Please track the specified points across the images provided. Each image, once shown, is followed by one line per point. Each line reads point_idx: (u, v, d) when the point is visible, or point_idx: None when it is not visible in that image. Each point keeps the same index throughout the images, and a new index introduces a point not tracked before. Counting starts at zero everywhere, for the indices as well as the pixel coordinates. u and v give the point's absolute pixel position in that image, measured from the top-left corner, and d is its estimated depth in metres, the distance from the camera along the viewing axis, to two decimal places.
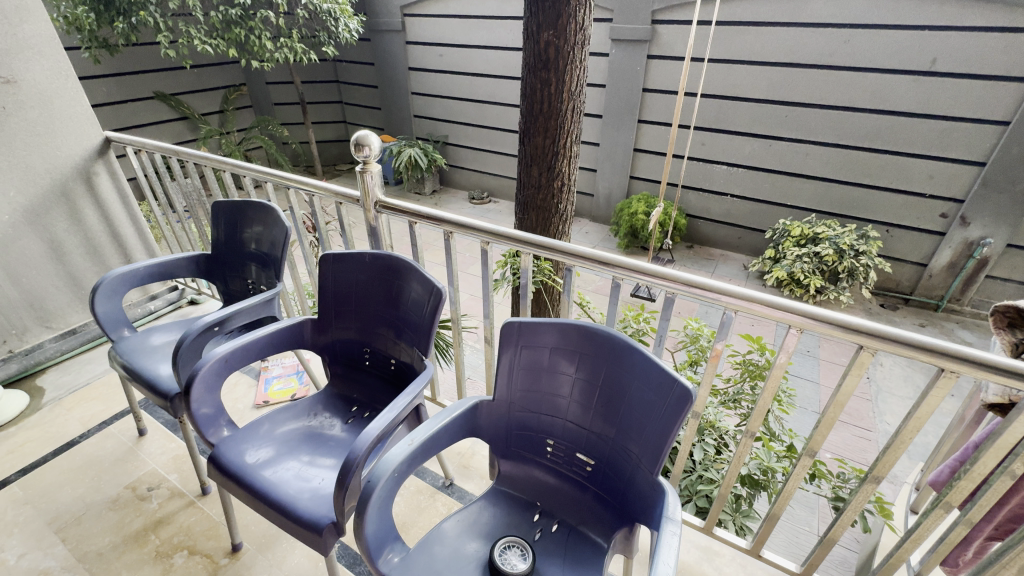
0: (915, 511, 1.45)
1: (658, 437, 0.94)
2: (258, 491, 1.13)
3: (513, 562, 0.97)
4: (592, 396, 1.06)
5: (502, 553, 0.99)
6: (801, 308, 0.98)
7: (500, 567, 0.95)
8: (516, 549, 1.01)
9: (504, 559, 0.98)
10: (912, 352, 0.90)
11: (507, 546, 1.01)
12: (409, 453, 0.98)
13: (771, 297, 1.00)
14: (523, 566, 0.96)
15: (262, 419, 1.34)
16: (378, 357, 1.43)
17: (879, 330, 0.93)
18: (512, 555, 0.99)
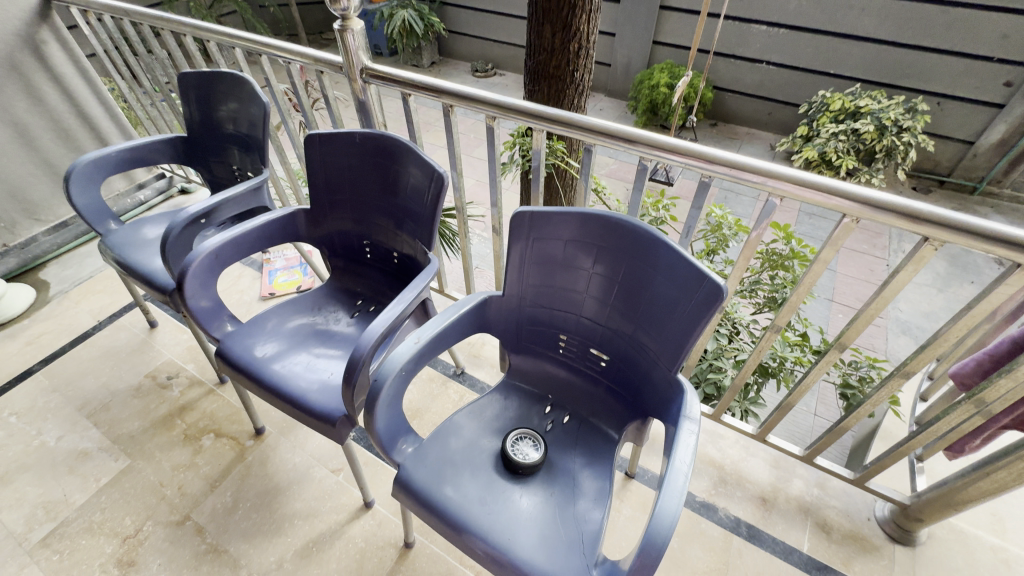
0: (925, 400, 1.45)
1: (681, 335, 0.88)
2: (269, 384, 1.12)
3: (526, 453, 0.99)
4: (610, 292, 0.98)
5: (514, 445, 1.00)
6: (862, 193, 0.83)
7: (514, 459, 0.97)
8: (528, 440, 1.02)
9: (516, 450, 0.99)
10: (987, 246, 0.77)
11: (519, 437, 1.02)
12: (416, 352, 0.93)
13: (827, 181, 0.85)
14: (536, 457, 0.98)
15: (266, 314, 1.30)
16: (378, 250, 1.34)
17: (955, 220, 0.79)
18: (524, 446, 1.00)
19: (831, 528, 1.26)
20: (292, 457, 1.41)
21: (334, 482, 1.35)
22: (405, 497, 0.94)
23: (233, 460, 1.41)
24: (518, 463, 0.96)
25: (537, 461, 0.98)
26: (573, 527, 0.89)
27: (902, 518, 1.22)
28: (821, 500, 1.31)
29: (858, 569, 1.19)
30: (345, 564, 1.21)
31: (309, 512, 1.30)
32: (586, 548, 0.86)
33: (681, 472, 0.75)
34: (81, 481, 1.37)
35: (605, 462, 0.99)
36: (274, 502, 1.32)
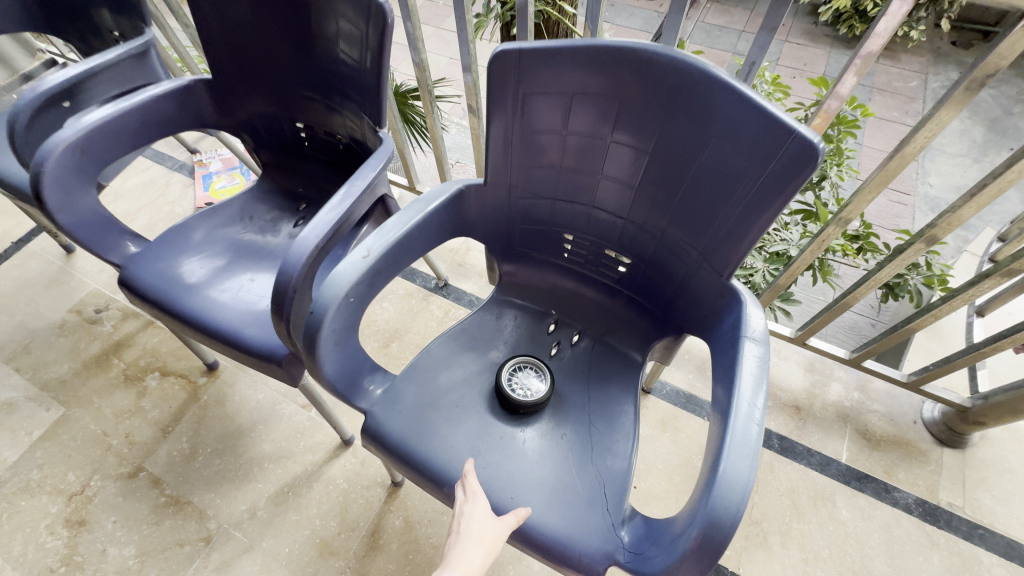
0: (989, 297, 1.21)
1: (743, 221, 0.62)
2: (193, 317, 0.87)
3: (530, 389, 0.77)
4: (637, 168, 0.70)
5: (511, 377, 0.78)
6: None
7: (514, 398, 0.75)
8: (530, 370, 0.80)
9: (515, 385, 0.77)
10: None
11: (517, 367, 0.80)
12: (368, 270, 0.66)
13: None
14: (542, 392, 0.76)
15: (179, 226, 1.00)
16: (317, 136, 1.01)
17: None
18: (525, 378, 0.79)
19: (873, 434, 1.12)
20: (254, 394, 1.21)
21: (305, 419, 1.17)
22: (378, 449, 0.74)
23: (186, 401, 1.21)
24: (522, 401, 0.75)
25: (545, 396, 0.77)
26: (593, 475, 0.70)
27: (956, 421, 1.07)
28: (862, 405, 1.16)
29: (901, 478, 1.06)
30: (327, 509, 1.06)
31: (280, 454, 1.13)
32: (609, 503, 0.68)
33: (751, 417, 0.54)
34: (10, 436, 1.17)
35: (629, 389, 0.79)
36: (239, 446, 1.14)
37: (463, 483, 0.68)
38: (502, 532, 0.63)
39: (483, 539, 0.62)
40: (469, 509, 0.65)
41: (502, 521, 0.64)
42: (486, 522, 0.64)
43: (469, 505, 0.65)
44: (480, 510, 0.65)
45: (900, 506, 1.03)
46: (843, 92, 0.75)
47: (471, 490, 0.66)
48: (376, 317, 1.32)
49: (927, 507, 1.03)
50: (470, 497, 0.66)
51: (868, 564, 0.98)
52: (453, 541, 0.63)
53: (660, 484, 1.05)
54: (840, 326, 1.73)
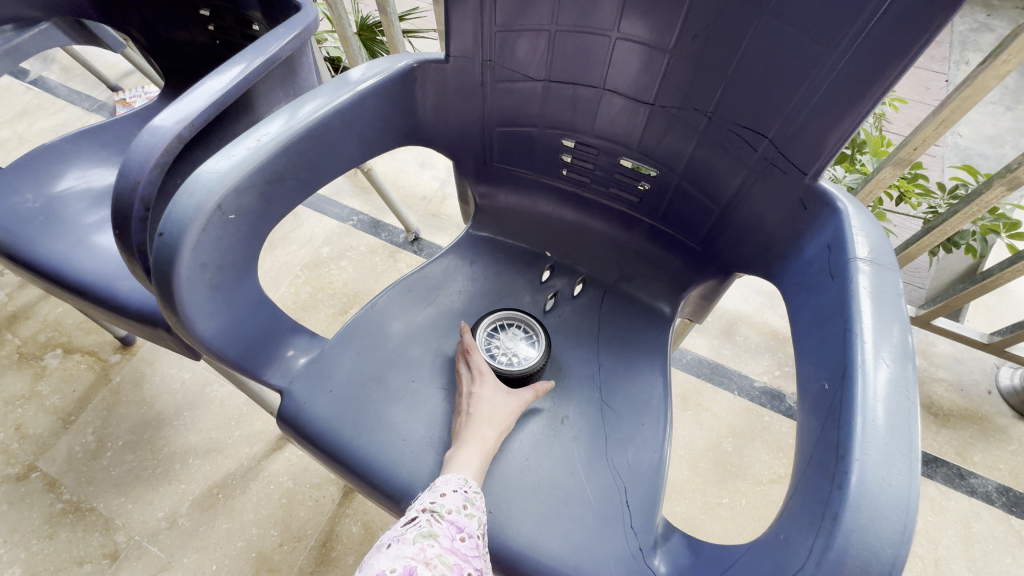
0: None
1: (853, 77, 0.40)
2: (53, 267, 0.63)
3: (517, 354, 0.56)
4: (676, 18, 0.46)
5: (490, 340, 0.57)
6: None
7: (495, 368, 0.54)
8: (517, 329, 0.59)
9: (497, 349, 0.56)
10: None
11: (498, 326, 0.59)
12: (259, 169, 0.42)
13: None
14: (535, 358, 0.55)
15: (46, 148, 0.74)
16: (226, 30, 0.75)
17: None
18: (509, 341, 0.57)
19: (940, 408, 0.91)
20: (179, 374, 0.98)
21: (242, 404, 0.94)
22: (299, 442, 0.52)
23: (94, 383, 0.97)
24: (506, 371, 0.54)
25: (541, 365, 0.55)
26: (610, 474, 0.49)
27: None
28: (926, 373, 0.95)
29: (978, 461, 0.86)
30: (265, 514, 0.85)
31: (209, 447, 0.91)
32: (634, 519, 0.46)
33: (888, 385, 0.32)
34: None
35: (654, 354, 0.57)
36: (158, 438, 0.92)
37: (464, 359, 0.54)
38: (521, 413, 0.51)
39: (499, 424, 0.49)
40: (477, 390, 0.51)
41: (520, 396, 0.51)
42: (503, 401, 0.50)
43: (477, 385, 0.51)
44: (492, 389, 0.51)
45: (980, 496, 0.83)
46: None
47: (477, 368, 0.52)
48: (332, 279, 1.08)
49: (1012, 496, 0.83)
50: (478, 374, 0.52)
51: (946, 570, 0.78)
52: (461, 426, 0.49)
53: (683, 474, 0.85)
54: None
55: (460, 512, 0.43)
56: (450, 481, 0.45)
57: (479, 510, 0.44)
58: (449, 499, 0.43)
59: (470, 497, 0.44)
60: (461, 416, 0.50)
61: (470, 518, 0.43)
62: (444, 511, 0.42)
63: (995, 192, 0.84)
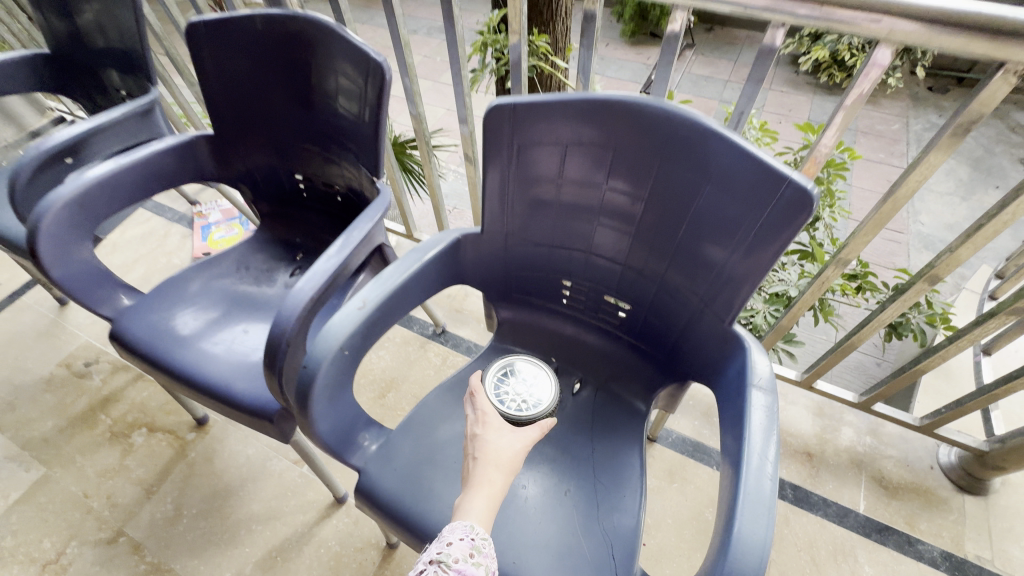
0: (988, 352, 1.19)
1: (743, 267, 0.62)
2: (184, 373, 0.84)
3: (526, 400, 0.65)
4: (635, 217, 0.70)
5: (497, 385, 0.66)
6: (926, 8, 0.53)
7: (503, 414, 0.63)
8: (522, 376, 0.69)
9: (504, 393, 0.66)
10: None
11: (505, 373, 0.69)
12: (363, 321, 0.65)
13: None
14: (542, 407, 0.64)
15: (177, 279, 0.98)
16: (316, 187, 1.02)
17: None
18: (516, 386, 0.67)
19: (890, 482, 1.07)
20: (244, 450, 1.16)
21: (297, 476, 1.12)
22: (371, 509, 0.71)
23: (173, 459, 1.16)
24: (516, 416, 0.62)
25: (548, 412, 0.65)
26: (601, 536, 0.66)
27: (975, 466, 1.03)
28: (876, 450, 1.11)
29: (924, 529, 1.01)
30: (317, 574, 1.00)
31: (270, 514, 1.07)
32: (620, 569, 0.64)
33: (764, 472, 0.51)
34: None
35: (634, 441, 0.76)
36: (226, 506, 1.09)
37: (471, 402, 0.64)
38: (525, 450, 0.59)
39: (504, 467, 0.57)
40: (482, 433, 0.60)
41: (522, 435, 0.60)
42: (507, 442, 0.59)
43: (483, 428, 0.60)
44: (495, 432, 0.60)
45: (926, 561, 0.97)
46: (834, 135, 0.74)
47: (481, 411, 0.62)
48: (372, 366, 1.29)
49: (954, 561, 0.97)
50: (483, 420, 0.61)
51: None
52: (470, 468, 0.58)
53: (670, 540, 1.00)
54: (845, 365, 1.66)
55: (465, 560, 0.52)
56: (455, 531, 0.53)
57: (483, 558, 0.53)
58: (454, 550, 0.52)
59: (475, 545, 0.53)
60: (470, 459, 0.58)
61: (475, 566, 0.52)
62: (450, 560, 0.52)
63: (919, 287, 0.94)
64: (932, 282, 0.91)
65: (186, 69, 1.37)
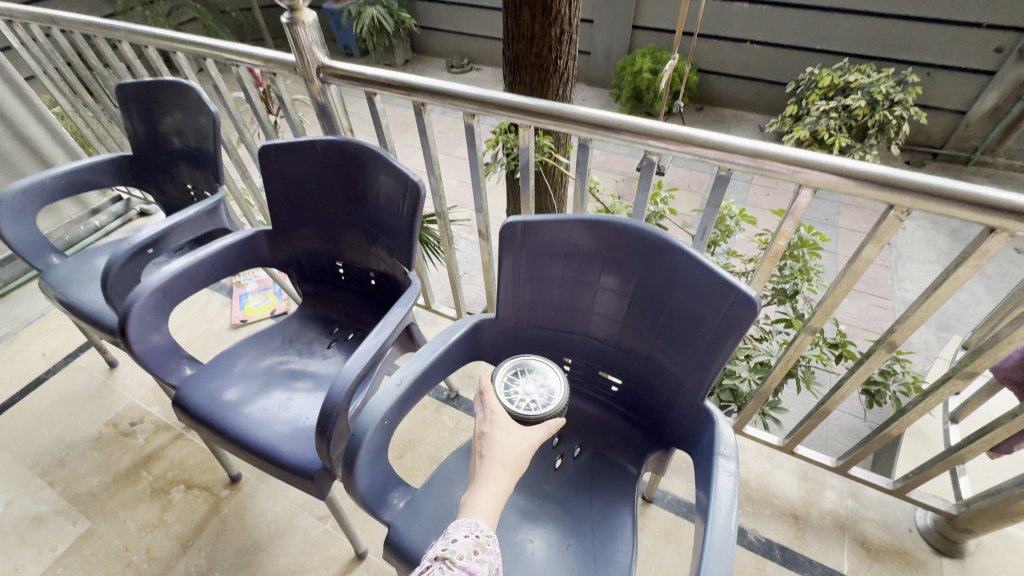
0: (957, 421, 1.29)
1: (707, 355, 0.76)
2: (236, 436, 0.97)
3: (537, 399, 0.71)
4: (623, 309, 0.86)
5: (506, 386, 0.72)
6: (830, 163, 0.72)
7: (511, 413, 0.68)
8: (529, 379, 0.74)
9: (513, 392, 0.72)
10: (955, 209, 0.67)
11: (515, 376, 0.75)
12: (400, 396, 0.79)
13: (796, 153, 0.73)
14: (551, 404, 0.70)
15: (231, 352, 1.14)
16: (353, 271, 1.20)
17: (914, 182, 0.68)
18: (523, 388, 0.73)
19: (871, 544, 1.15)
20: (273, 506, 1.27)
21: (321, 532, 1.21)
22: (397, 561, 0.81)
23: (207, 514, 1.26)
24: (524, 413, 0.68)
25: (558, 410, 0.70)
26: None
27: (948, 529, 1.10)
28: (857, 513, 1.20)
29: None
30: None
31: (295, 569, 1.16)
32: None
33: (726, 527, 0.63)
34: (34, 552, 1.21)
35: (627, 501, 0.87)
36: (255, 561, 1.18)
37: (481, 401, 0.70)
38: (530, 449, 0.65)
39: (510, 464, 0.63)
40: (491, 432, 0.66)
41: (528, 433, 0.66)
42: (512, 441, 0.64)
43: (490, 428, 0.66)
44: (503, 431, 0.66)
45: None
46: (794, 220, 0.88)
47: (491, 410, 0.68)
48: None
49: None
50: (490, 419, 0.67)
51: None
52: (478, 465, 0.63)
53: None
54: (836, 427, 1.76)
55: (470, 557, 0.55)
56: (460, 528, 0.57)
57: (487, 555, 0.56)
58: (459, 547, 0.55)
59: (480, 542, 0.56)
60: (478, 457, 0.64)
61: (479, 562, 0.55)
62: (456, 556, 0.54)
63: (880, 354, 0.93)
64: (891, 348, 0.91)
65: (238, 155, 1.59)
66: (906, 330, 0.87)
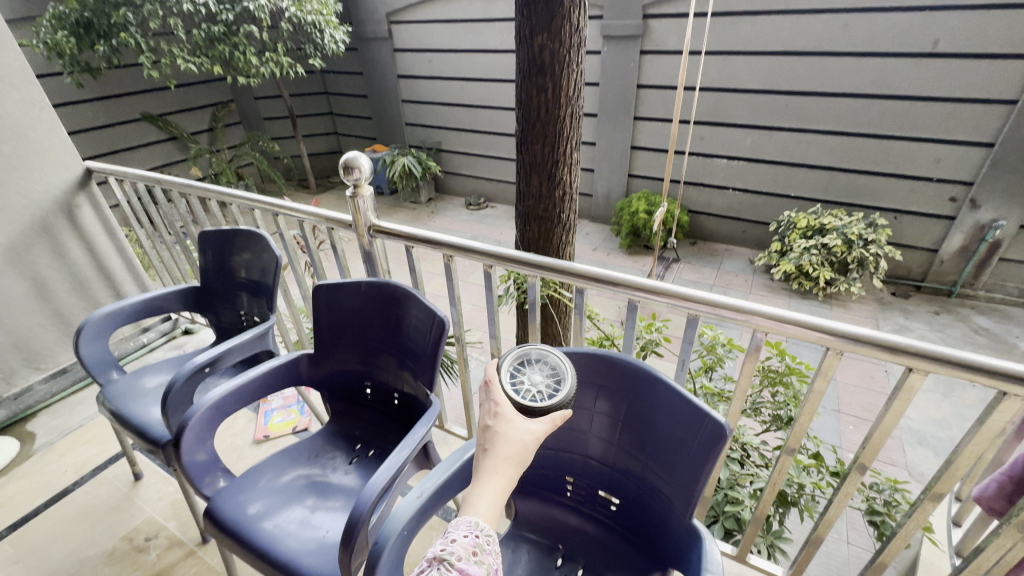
0: (961, 554, 1.28)
1: (691, 475, 0.86)
2: (258, 547, 1.04)
3: (544, 387, 0.76)
4: (616, 431, 0.98)
5: (513, 379, 0.76)
6: (774, 313, 0.91)
7: (515, 405, 0.72)
8: (535, 374, 0.78)
9: (519, 383, 0.76)
10: (880, 351, 0.84)
11: (520, 372, 0.78)
12: (419, 507, 0.89)
13: (745, 304, 0.93)
14: (557, 395, 0.75)
15: (261, 466, 1.25)
16: (380, 391, 1.35)
17: (838, 329, 0.87)
18: (528, 380, 0.77)
19: None
20: None
21: None
22: None
23: None
24: (532, 403, 0.72)
25: (565, 399, 0.75)
26: None
27: None
28: None
29: None
30: None
31: None
32: None
33: None
34: None
35: None
36: None
37: (487, 392, 0.73)
38: (533, 443, 0.69)
39: (512, 458, 0.67)
40: (497, 426, 0.69)
41: (533, 423, 0.70)
42: (517, 434, 0.69)
43: (496, 420, 0.70)
44: (507, 425, 0.69)
45: None
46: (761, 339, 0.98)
47: (496, 404, 0.72)
48: None
49: None
50: (496, 412, 0.70)
51: None
52: (482, 459, 0.66)
53: None
54: (850, 563, 1.71)
55: (468, 558, 0.59)
56: (461, 528, 0.61)
57: (484, 557, 0.60)
58: (458, 548, 0.59)
59: (479, 543, 0.60)
60: (482, 451, 0.67)
61: (477, 563, 0.59)
62: (454, 559, 0.58)
63: (854, 476, 1.00)
64: (862, 469, 0.99)
65: (286, 284, 1.84)
66: (870, 454, 0.97)
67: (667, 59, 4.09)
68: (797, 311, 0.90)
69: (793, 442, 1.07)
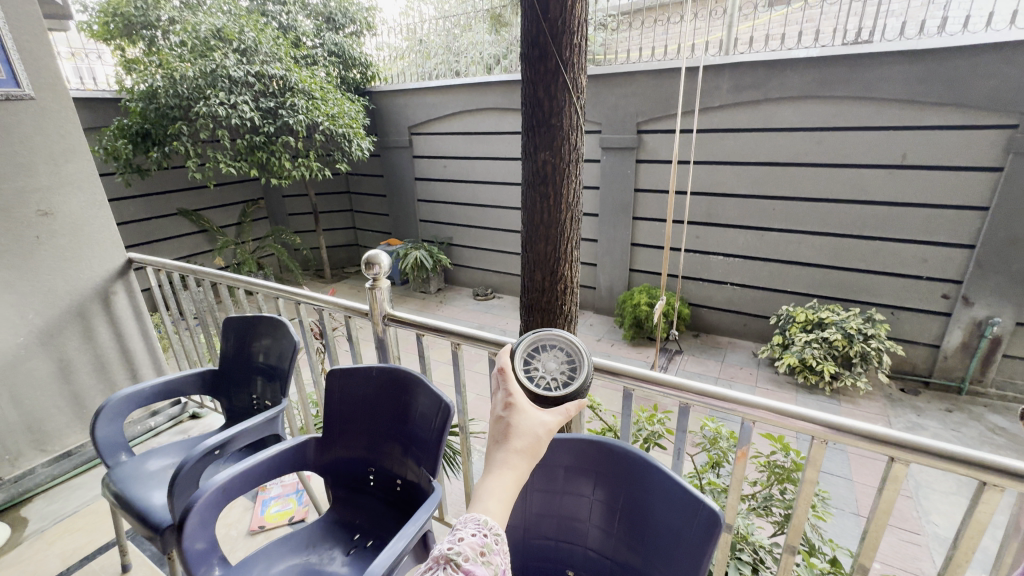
0: None
1: (689, 567, 0.86)
2: None
3: (557, 375, 0.86)
4: (614, 520, 0.99)
5: (527, 369, 0.86)
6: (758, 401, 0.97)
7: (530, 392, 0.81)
8: (549, 363, 0.88)
9: (533, 371, 0.86)
10: (860, 440, 0.89)
11: (535, 363, 0.88)
12: None
13: (732, 391, 1.00)
14: (568, 385, 0.84)
15: (257, 556, 1.23)
16: (383, 479, 1.36)
17: (818, 417, 0.92)
18: (542, 368, 0.87)
19: None
20: None
21: None
22: None
23: None
24: (544, 391, 0.82)
25: (574, 388, 0.84)
26: None
27: None
28: None
29: None
30: None
31: None
32: None
33: None
34: None
35: None
36: None
37: (501, 380, 0.78)
38: (546, 435, 0.72)
39: (526, 451, 0.70)
40: (513, 417, 0.73)
41: (546, 415, 0.74)
42: (531, 426, 0.72)
43: (510, 411, 0.74)
44: (522, 417, 0.73)
45: None
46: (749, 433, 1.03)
47: (511, 394, 0.76)
48: None
49: None
50: (510, 403, 0.74)
51: None
52: (494, 453, 0.71)
53: None
54: None
55: (475, 559, 0.60)
56: (468, 526, 0.62)
57: (491, 557, 0.61)
58: (465, 548, 0.60)
59: (486, 543, 0.61)
60: (495, 445, 0.71)
61: (484, 564, 0.60)
62: (461, 560, 0.59)
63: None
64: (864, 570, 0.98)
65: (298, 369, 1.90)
66: (869, 552, 0.97)
67: (660, 167, 4.49)
68: (780, 401, 0.96)
69: (794, 541, 1.07)
